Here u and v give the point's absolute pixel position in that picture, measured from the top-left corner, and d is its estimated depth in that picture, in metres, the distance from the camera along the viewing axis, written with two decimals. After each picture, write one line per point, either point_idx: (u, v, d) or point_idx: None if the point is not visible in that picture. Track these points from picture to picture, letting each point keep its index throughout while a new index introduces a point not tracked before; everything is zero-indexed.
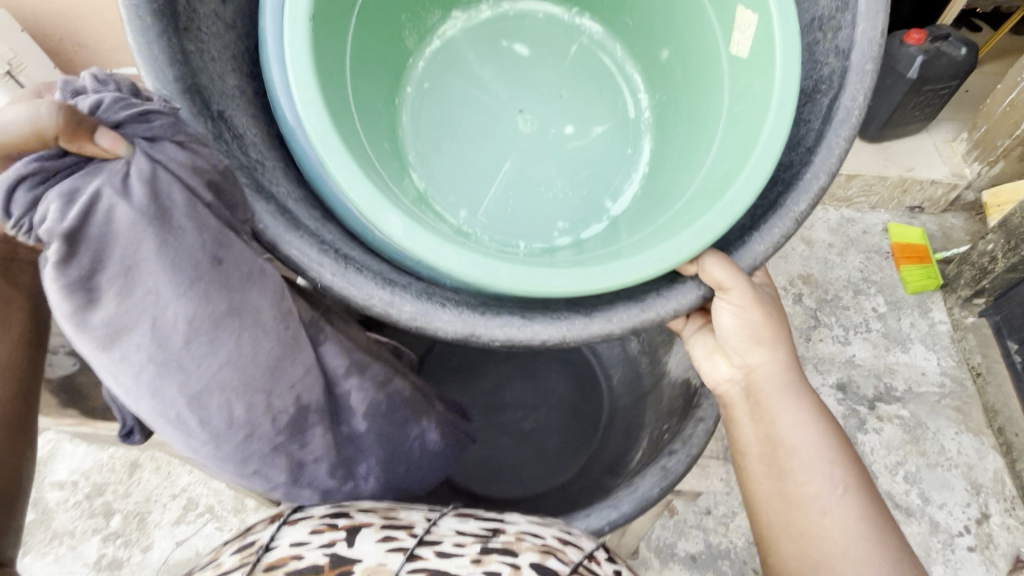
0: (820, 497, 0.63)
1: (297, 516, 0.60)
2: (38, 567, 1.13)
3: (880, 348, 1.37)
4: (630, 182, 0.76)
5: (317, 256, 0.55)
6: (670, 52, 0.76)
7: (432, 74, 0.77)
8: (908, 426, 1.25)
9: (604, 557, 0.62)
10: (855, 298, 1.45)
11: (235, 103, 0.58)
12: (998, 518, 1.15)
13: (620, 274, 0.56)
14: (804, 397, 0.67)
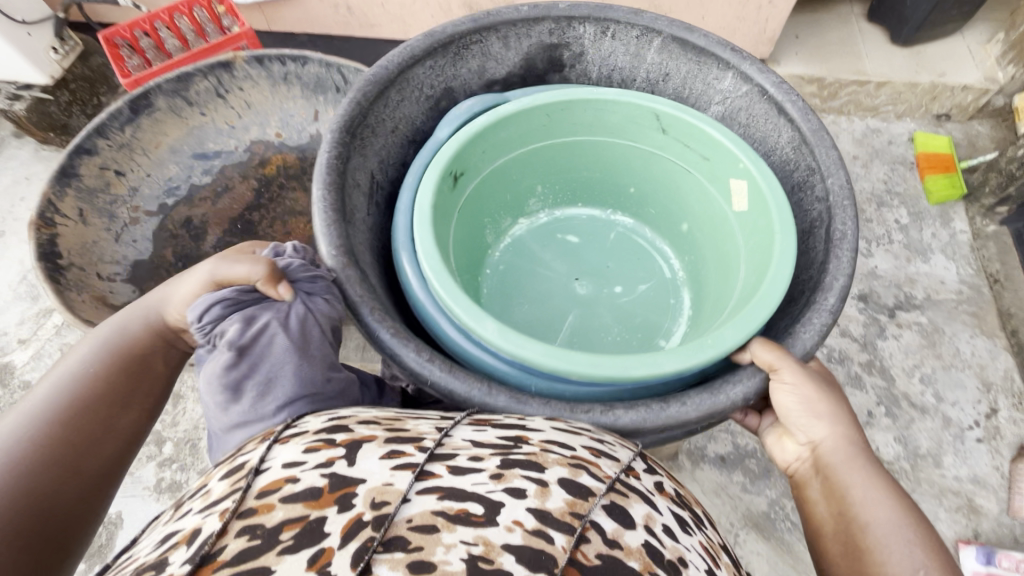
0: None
1: (290, 434, 0.57)
2: None
3: (901, 259, 1.39)
4: (677, 324, 0.98)
5: (415, 359, 0.69)
6: (689, 225, 1.00)
7: (506, 259, 1.04)
8: (926, 332, 1.30)
9: (642, 469, 0.62)
10: (878, 211, 1.45)
11: (368, 270, 0.80)
12: (1006, 413, 1.20)
13: (678, 359, 0.69)
14: (877, 473, 0.64)
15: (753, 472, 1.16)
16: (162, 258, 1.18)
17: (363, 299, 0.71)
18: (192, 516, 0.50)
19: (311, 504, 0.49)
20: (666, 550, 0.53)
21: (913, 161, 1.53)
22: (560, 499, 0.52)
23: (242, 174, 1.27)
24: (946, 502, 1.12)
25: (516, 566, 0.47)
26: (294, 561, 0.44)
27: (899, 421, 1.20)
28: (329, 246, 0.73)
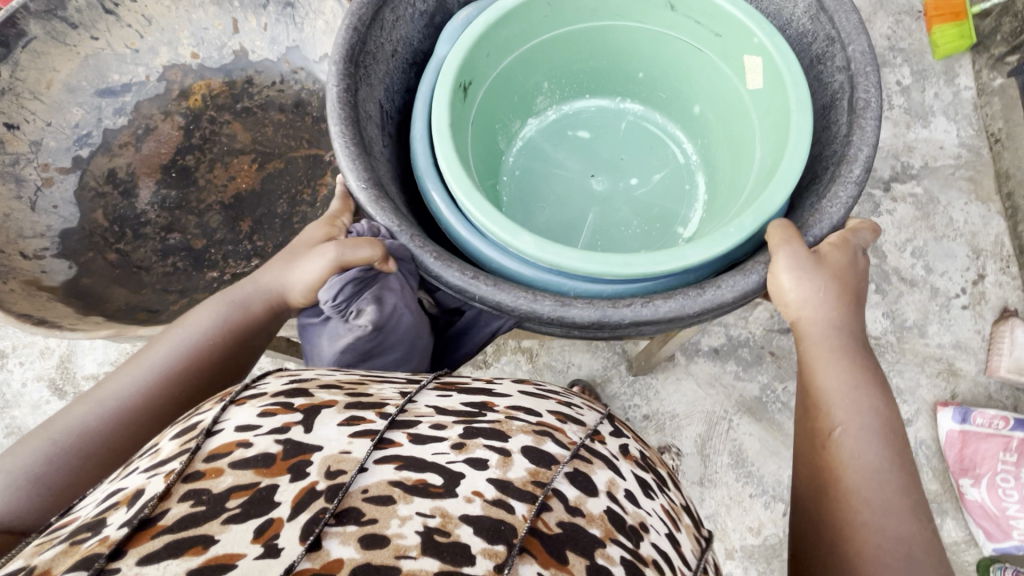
0: (853, 460, 0.60)
1: (247, 395, 0.53)
2: None
3: (900, 126, 1.31)
4: (692, 210, 0.95)
5: (452, 276, 0.65)
6: (700, 107, 0.94)
7: (521, 164, 0.99)
8: (921, 204, 1.26)
9: (607, 435, 0.66)
10: (879, 72, 1.34)
11: (393, 195, 0.76)
12: (992, 278, 1.21)
13: (707, 248, 0.66)
14: (847, 358, 0.65)
15: (745, 360, 1.19)
16: (94, 223, 0.94)
17: (399, 228, 0.67)
18: (137, 477, 0.46)
19: (262, 471, 0.46)
20: (629, 515, 0.55)
21: (921, 10, 1.37)
22: (524, 469, 0.53)
23: (161, 110, 1.01)
24: (927, 368, 1.17)
25: (473, 538, 0.46)
26: (239, 531, 0.41)
27: (888, 295, 1.21)
28: (357, 180, 0.69)
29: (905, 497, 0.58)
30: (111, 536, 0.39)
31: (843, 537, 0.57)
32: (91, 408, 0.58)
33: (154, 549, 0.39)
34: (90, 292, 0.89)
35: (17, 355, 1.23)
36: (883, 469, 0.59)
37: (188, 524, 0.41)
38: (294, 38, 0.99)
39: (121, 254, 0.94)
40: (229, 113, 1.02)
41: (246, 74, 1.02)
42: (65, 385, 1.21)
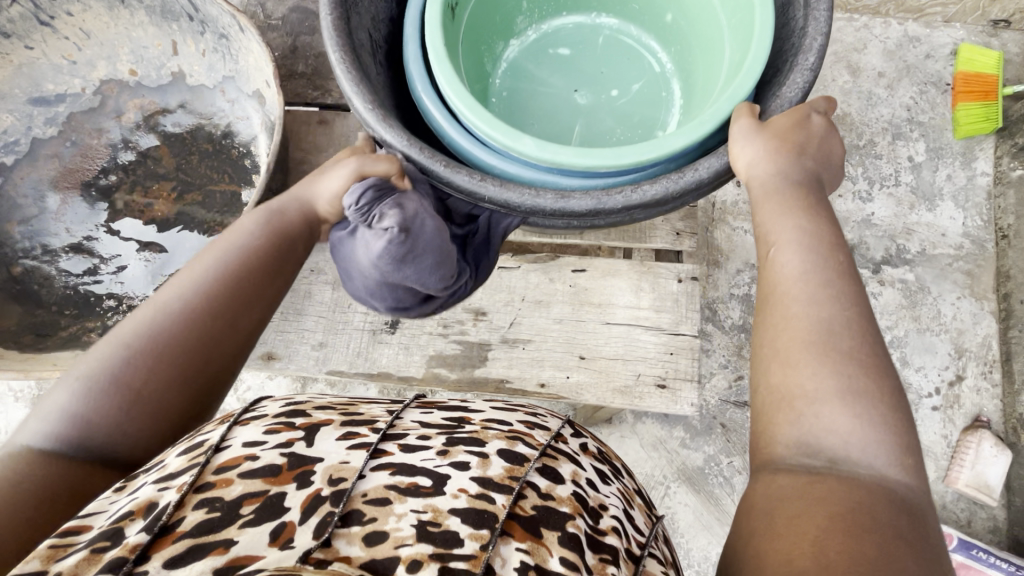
0: (786, 286, 0.54)
1: (249, 417, 0.53)
2: None
3: (903, 205, 1.24)
4: (671, 115, 0.86)
5: (442, 169, 0.60)
6: (673, 14, 0.84)
7: (507, 86, 0.88)
8: (909, 291, 1.20)
9: (569, 434, 0.64)
10: (892, 144, 1.27)
11: (377, 91, 0.68)
12: (971, 381, 1.16)
13: (689, 132, 0.62)
14: (792, 188, 0.59)
15: (694, 428, 1.15)
16: (6, 233, 0.97)
17: (410, 142, 0.60)
18: (145, 488, 0.45)
19: (271, 480, 0.47)
20: (591, 497, 0.55)
21: (949, 83, 1.28)
22: (500, 466, 0.53)
23: (96, 124, 1.02)
24: None
25: (461, 526, 0.47)
26: (256, 534, 0.43)
27: None
28: (363, 101, 0.61)
29: (846, 314, 0.52)
30: (131, 541, 0.40)
31: (771, 353, 0.52)
32: (147, 312, 0.58)
33: (177, 552, 0.41)
34: None
35: None
36: (823, 284, 0.53)
37: (206, 529, 0.43)
38: (229, 68, 0.97)
39: (26, 270, 0.96)
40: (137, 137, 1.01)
41: (180, 100, 1.01)
42: None
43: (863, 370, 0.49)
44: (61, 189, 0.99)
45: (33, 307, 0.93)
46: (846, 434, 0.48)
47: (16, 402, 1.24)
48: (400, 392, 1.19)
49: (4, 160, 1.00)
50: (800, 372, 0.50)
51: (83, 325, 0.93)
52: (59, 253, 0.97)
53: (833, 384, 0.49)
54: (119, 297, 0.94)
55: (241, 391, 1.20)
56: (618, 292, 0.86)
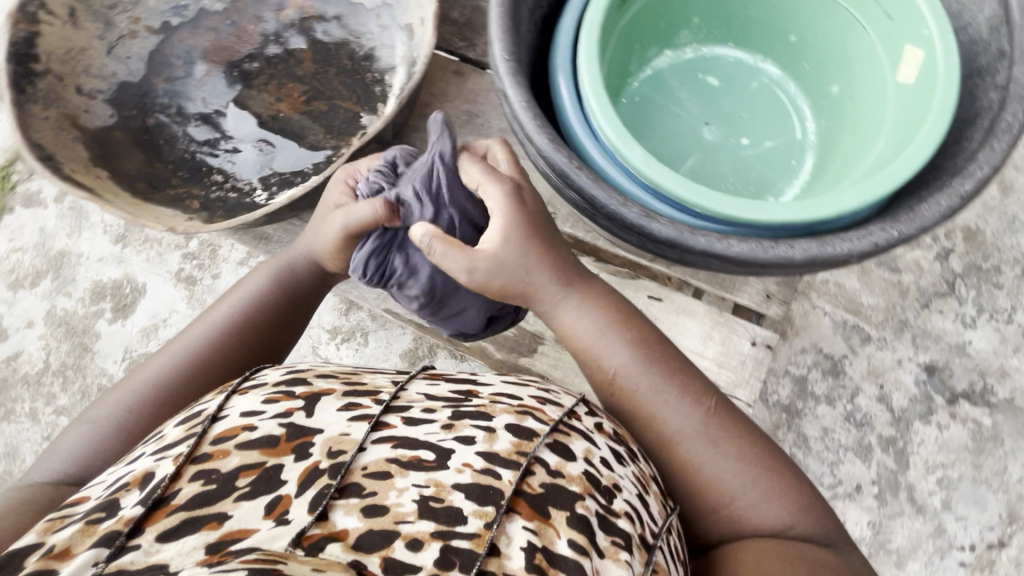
0: (646, 406, 0.73)
1: (248, 386, 0.62)
2: (133, 260, 1.34)
3: (1007, 346, 1.13)
4: (791, 185, 0.84)
5: (548, 149, 0.62)
6: (840, 87, 0.83)
7: (642, 91, 0.88)
8: (979, 435, 1.11)
9: (584, 412, 0.69)
10: (1018, 279, 1.16)
11: (521, 48, 0.70)
12: (1013, 551, 1.07)
13: (797, 211, 0.62)
14: (590, 302, 0.77)
15: None
16: (152, 86, 1.01)
17: (526, 104, 0.63)
18: (144, 459, 0.55)
19: (268, 451, 0.55)
20: (603, 477, 0.61)
21: None
22: (507, 441, 0.60)
23: (257, 12, 1.02)
24: None
25: (464, 503, 0.54)
26: (252, 508, 0.51)
27: (885, 508, 1.10)
28: (502, 50, 0.64)
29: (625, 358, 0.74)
30: (127, 515, 0.49)
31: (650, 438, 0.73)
32: (163, 359, 0.76)
33: (171, 525, 0.49)
34: (113, 146, 0.97)
35: None
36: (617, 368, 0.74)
37: (202, 503, 0.51)
38: None
39: (157, 124, 1.00)
40: (288, 36, 1.01)
41: (338, 12, 1.00)
42: None
43: (701, 415, 0.71)
44: (210, 60, 1.02)
45: (150, 160, 0.97)
46: (743, 483, 0.68)
47: (104, 237, 1.36)
48: (432, 349, 1.22)
49: (168, 20, 1.01)
50: (691, 465, 0.70)
51: (190, 190, 0.96)
52: (191, 118, 1.01)
53: (664, 408, 0.71)
54: (228, 175, 0.97)
55: None
56: (688, 333, 0.92)
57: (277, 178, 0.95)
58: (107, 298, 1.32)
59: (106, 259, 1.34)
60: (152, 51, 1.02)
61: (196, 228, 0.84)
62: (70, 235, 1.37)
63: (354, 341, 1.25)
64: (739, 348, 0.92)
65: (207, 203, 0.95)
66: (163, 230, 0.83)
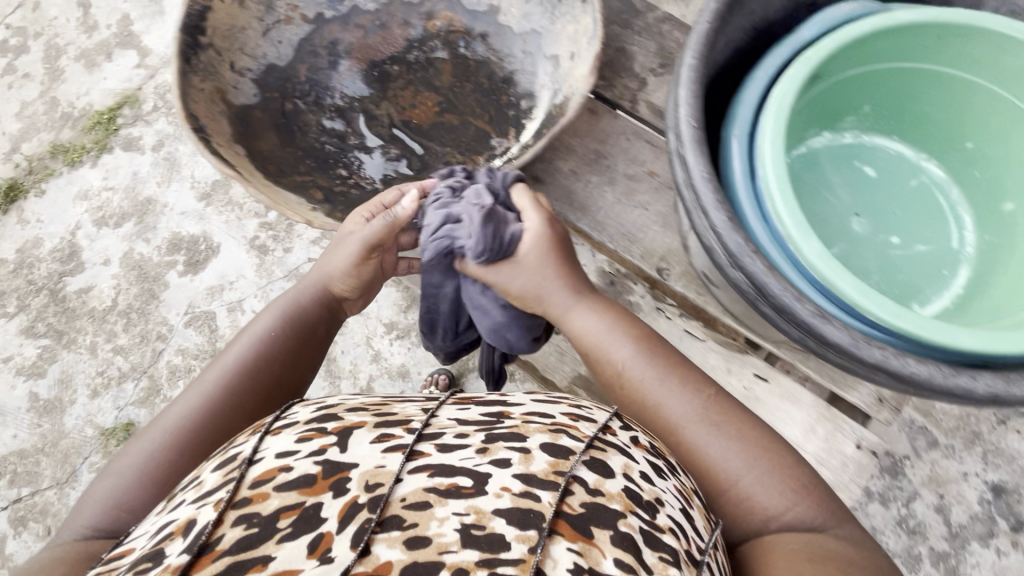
0: (645, 396, 0.72)
1: (280, 426, 0.60)
2: (214, 219, 1.38)
3: None
4: (939, 297, 0.84)
5: (726, 228, 0.62)
6: (1014, 204, 0.83)
7: (796, 169, 0.89)
8: None
9: (619, 427, 0.65)
10: None
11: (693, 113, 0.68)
12: None
13: (973, 338, 0.62)
14: (599, 304, 0.81)
15: None
16: (296, 73, 1.00)
17: (711, 179, 0.63)
18: (185, 507, 0.52)
19: (306, 491, 0.52)
20: (644, 491, 0.58)
21: None
22: (544, 461, 0.57)
23: (405, 17, 1.01)
24: None
25: (507, 527, 0.51)
26: (295, 547, 0.48)
27: None
28: (690, 118, 0.65)
29: (621, 353, 0.76)
30: (173, 563, 0.46)
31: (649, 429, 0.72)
32: (187, 404, 0.71)
33: (217, 570, 0.46)
34: (252, 125, 0.96)
35: None
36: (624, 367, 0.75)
37: (245, 544, 0.48)
38: (542, 24, 0.93)
39: (294, 110, 0.99)
40: (432, 44, 1.00)
41: (486, 30, 0.99)
42: None
43: (701, 400, 0.70)
44: (356, 57, 1.01)
45: (282, 143, 0.96)
46: (748, 466, 0.65)
47: (191, 192, 1.41)
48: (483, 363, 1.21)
49: (322, 13, 1.01)
50: (695, 450, 0.67)
51: (314, 178, 0.94)
52: (326, 108, 1.00)
53: (660, 396, 0.71)
54: (353, 171, 0.96)
55: None
56: (790, 422, 0.90)
57: (399, 182, 0.95)
58: (182, 252, 1.36)
59: (188, 214, 1.39)
60: (299, 39, 1.01)
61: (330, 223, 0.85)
62: (159, 184, 1.42)
63: (408, 339, 1.25)
64: (842, 449, 0.88)
65: (330, 194, 0.93)
66: (302, 221, 0.82)
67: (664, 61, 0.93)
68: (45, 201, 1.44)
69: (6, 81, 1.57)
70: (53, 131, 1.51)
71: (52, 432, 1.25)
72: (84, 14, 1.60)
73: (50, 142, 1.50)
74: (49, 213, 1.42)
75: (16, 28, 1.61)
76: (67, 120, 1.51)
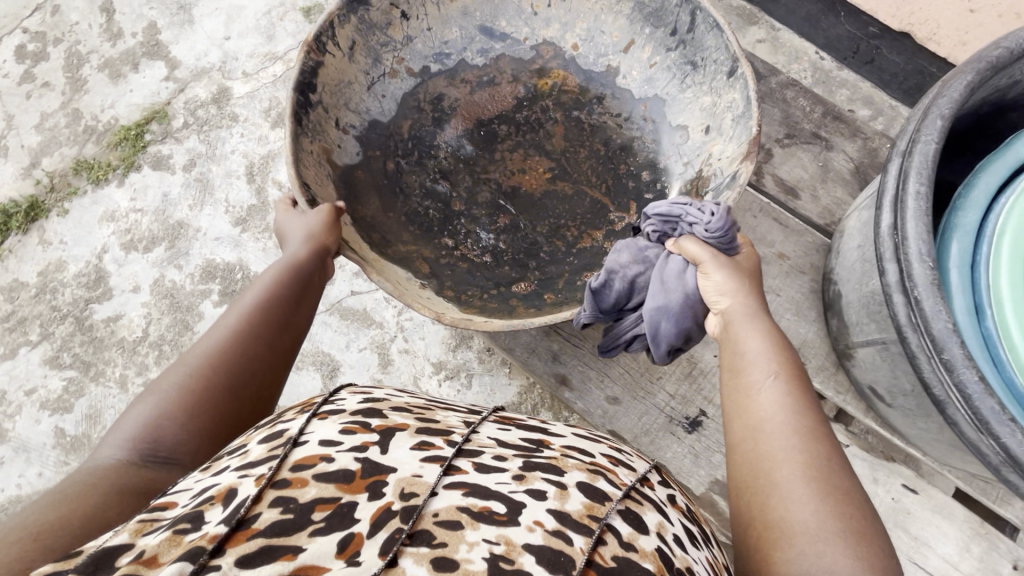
0: (765, 417, 0.55)
1: (329, 411, 0.52)
2: (250, 246, 1.32)
3: None
4: None
5: (970, 382, 0.58)
6: None
7: None
8: None
9: (657, 481, 0.59)
10: None
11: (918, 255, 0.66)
12: None
13: None
14: (773, 326, 0.63)
15: None
16: (398, 130, 0.96)
17: (955, 330, 0.60)
18: (228, 473, 0.45)
19: (343, 487, 0.45)
20: (677, 557, 0.49)
21: None
22: (579, 502, 0.49)
23: (515, 73, 1.00)
24: None
25: (535, 566, 0.43)
26: (326, 544, 0.41)
27: None
28: (925, 260, 0.62)
29: (773, 381, 0.58)
30: (212, 533, 0.40)
31: (751, 464, 0.54)
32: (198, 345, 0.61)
33: (250, 550, 0.39)
34: (357, 186, 0.90)
35: (243, 126, 1.41)
36: (774, 394, 0.57)
37: (280, 531, 0.41)
38: (669, 92, 0.93)
39: (397, 168, 0.95)
40: (547, 96, 1.00)
41: (603, 91, 0.98)
42: (257, 171, 1.37)
43: (835, 460, 0.52)
44: (461, 117, 0.99)
45: (386, 210, 0.92)
46: (834, 546, 0.46)
47: (225, 216, 1.34)
48: (537, 407, 1.17)
49: (428, 66, 0.98)
50: (778, 488, 0.50)
51: (419, 249, 0.91)
52: (428, 169, 0.96)
53: (787, 441, 0.53)
54: (459, 241, 0.93)
55: (404, 317, 1.25)
56: (943, 539, 0.84)
57: (510, 254, 0.92)
58: (217, 280, 1.30)
59: (223, 240, 1.33)
60: (400, 95, 0.97)
61: (462, 321, 0.77)
62: (191, 207, 1.35)
63: (457, 380, 1.20)
64: (999, 570, 0.82)
65: (436, 266, 0.90)
66: (432, 313, 0.76)
67: (790, 131, 0.96)
68: (69, 221, 1.36)
69: (24, 89, 1.48)
70: (77, 146, 1.43)
71: None
72: (108, 20, 1.51)
73: (73, 157, 1.42)
74: (73, 234, 1.35)
75: (34, 33, 1.52)
76: (92, 134, 1.43)
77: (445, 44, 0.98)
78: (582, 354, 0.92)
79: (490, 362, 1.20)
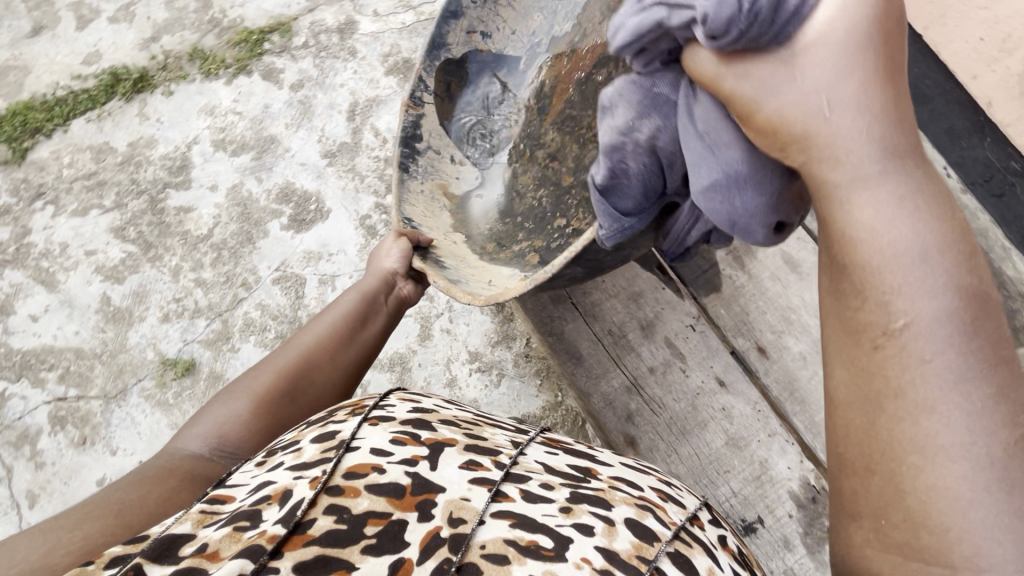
0: (898, 388, 0.44)
1: (377, 417, 0.48)
2: (331, 182, 1.32)
3: None
4: None
5: None
6: None
7: None
8: None
9: (707, 519, 0.52)
10: None
11: None
12: None
13: None
14: (908, 195, 0.46)
15: None
16: (510, 135, 1.01)
17: None
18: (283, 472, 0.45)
19: (394, 502, 0.43)
20: None
21: None
22: (628, 540, 0.45)
23: None
24: None
25: None
26: (376, 564, 0.40)
27: None
28: None
29: (907, 326, 0.44)
30: (269, 531, 0.40)
31: (872, 450, 0.45)
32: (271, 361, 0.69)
33: (309, 557, 0.39)
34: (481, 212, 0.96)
35: (358, 64, 1.41)
36: (913, 348, 0.44)
37: (333, 543, 0.40)
38: None
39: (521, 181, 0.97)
40: None
41: None
42: (359, 111, 1.37)
43: (1004, 441, 0.41)
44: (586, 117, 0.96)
45: (500, 220, 0.95)
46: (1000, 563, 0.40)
47: (316, 145, 1.35)
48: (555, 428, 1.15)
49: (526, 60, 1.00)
50: (912, 489, 0.43)
51: (533, 241, 0.89)
52: (540, 159, 0.94)
53: (927, 430, 0.42)
54: (572, 215, 0.86)
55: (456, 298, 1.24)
56: None
57: None
58: (291, 204, 1.31)
59: (308, 168, 1.33)
60: (506, 111, 1.02)
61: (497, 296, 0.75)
62: (287, 126, 1.36)
63: (487, 376, 1.20)
64: None
65: (547, 254, 0.86)
66: (467, 297, 0.77)
67: None
68: (171, 103, 1.39)
69: None
70: (198, 33, 1.45)
71: (114, 341, 1.22)
72: None
73: (191, 43, 1.44)
74: (171, 117, 1.38)
75: None
76: (214, 27, 1.45)
77: (533, 34, 1.00)
78: (657, 420, 0.89)
79: (524, 368, 1.19)
